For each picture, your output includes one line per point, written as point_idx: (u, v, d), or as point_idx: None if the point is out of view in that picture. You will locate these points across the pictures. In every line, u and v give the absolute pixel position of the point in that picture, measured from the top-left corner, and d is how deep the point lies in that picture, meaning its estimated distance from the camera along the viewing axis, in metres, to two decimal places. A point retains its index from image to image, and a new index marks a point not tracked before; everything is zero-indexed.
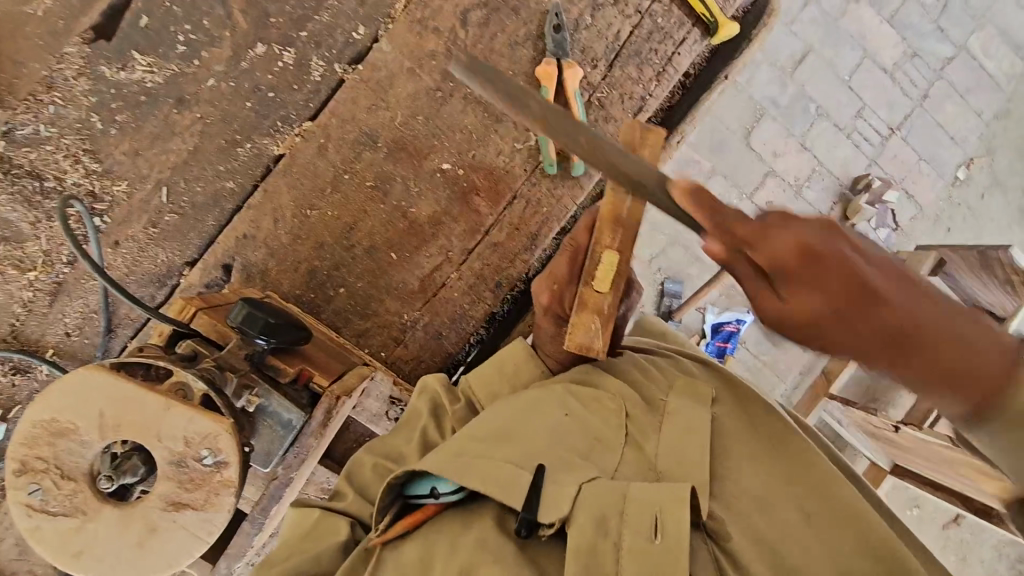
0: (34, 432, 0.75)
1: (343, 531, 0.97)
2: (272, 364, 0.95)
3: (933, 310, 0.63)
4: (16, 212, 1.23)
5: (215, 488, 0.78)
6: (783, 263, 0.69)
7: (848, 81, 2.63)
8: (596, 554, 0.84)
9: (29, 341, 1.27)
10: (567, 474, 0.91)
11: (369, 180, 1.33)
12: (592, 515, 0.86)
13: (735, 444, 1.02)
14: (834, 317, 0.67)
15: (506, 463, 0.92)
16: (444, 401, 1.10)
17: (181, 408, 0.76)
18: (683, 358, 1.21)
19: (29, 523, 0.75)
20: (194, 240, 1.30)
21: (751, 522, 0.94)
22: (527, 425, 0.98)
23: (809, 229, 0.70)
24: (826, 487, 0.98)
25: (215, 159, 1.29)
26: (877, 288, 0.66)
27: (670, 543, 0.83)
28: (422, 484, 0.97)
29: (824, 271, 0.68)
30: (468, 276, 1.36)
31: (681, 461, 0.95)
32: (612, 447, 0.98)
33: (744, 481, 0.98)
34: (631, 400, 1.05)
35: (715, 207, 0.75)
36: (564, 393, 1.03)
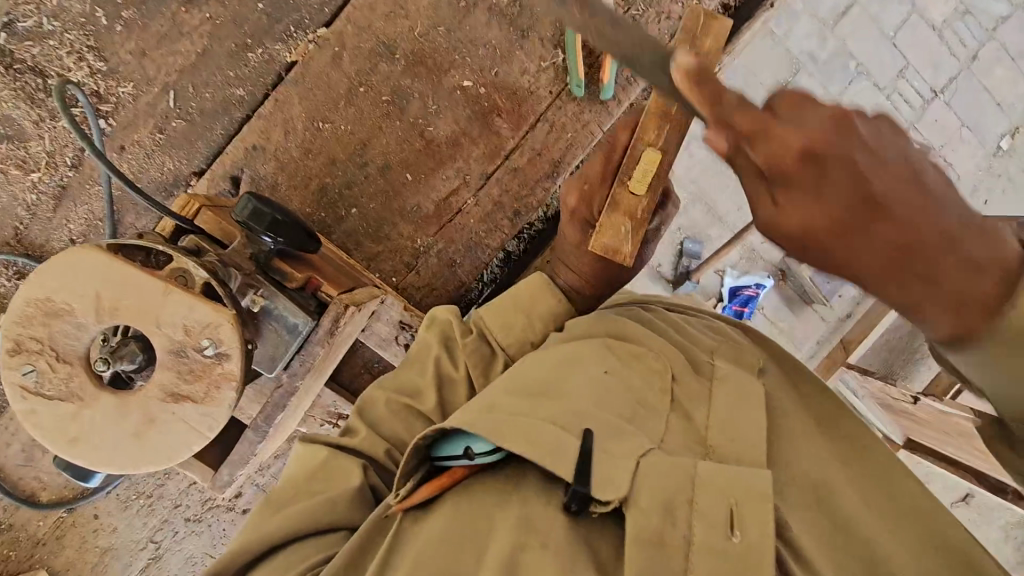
0: (28, 310, 0.71)
1: (356, 477, 0.85)
2: (278, 267, 0.91)
3: (932, 205, 0.56)
4: (19, 109, 1.18)
5: (216, 381, 0.74)
6: (783, 166, 0.58)
7: (893, 37, 2.46)
8: (663, 545, 0.70)
9: (34, 246, 1.23)
10: (617, 443, 0.76)
11: (385, 95, 1.25)
12: (658, 500, 0.72)
13: (789, 420, 0.89)
14: (829, 227, 0.57)
15: (547, 421, 0.77)
16: (455, 332, 0.96)
17: (181, 294, 0.72)
18: (718, 326, 1.08)
19: (23, 406, 0.72)
20: (202, 149, 1.25)
21: (812, 510, 0.80)
22: (560, 382, 0.84)
23: (821, 123, 0.57)
24: (881, 477, 0.88)
25: (225, 64, 1.22)
26: (887, 201, 0.56)
27: (750, 540, 0.69)
28: (454, 444, 0.82)
29: (818, 179, 0.57)
30: (486, 203, 1.30)
31: (737, 433, 0.81)
32: (660, 413, 0.84)
33: (804, 462, 0.84)
34: (676, 362, 0.91)
35: (716, 96, 0.64)
36: (601, 349, 0.89)
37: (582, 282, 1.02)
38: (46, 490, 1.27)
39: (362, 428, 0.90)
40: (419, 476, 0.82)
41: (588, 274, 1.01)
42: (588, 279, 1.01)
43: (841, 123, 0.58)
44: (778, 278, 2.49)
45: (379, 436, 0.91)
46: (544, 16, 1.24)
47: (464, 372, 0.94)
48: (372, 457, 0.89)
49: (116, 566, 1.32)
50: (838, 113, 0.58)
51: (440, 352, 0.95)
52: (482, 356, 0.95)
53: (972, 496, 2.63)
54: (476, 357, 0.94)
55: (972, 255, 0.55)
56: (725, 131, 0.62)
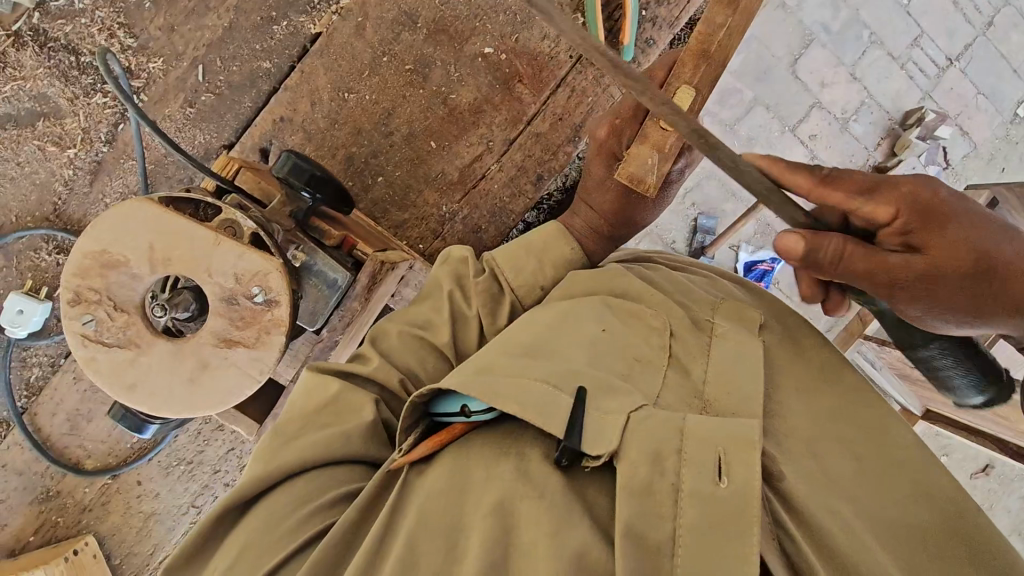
0: (86, 263, 0.75)
1: (368, 411, 0.85)
2: (316, 226, 0.93)
3: (972, 240, 0.75)
4: (54, 87, 1.21)
5: (266, 327, 0.77)
6: (907, 225, 0.76)
7: (907, 5, 2.44)
8: (652, 494, 0.70)
9: (71, 221, 1.27)
10: (608, 399, 0.77)
11: (408, 64, 1.27)
12: (645, 450, 0.72)
13: (784, 381, 0.87)
14: (950, 271, 0.75)
15: (539, 378, 0.78)
16: (468, 271, 0.98)
17: (230, 243, 0.75)
18: (726, 284, 1.05)
19: (84, 353, 0.76)
20: (231, 122, 1.28)
21: (802, 467, 0.79)
22: (554, 337, 0.85)
23: (911, 181, 0.77)
24: (881, 438, 0.84)
25: (251, 37, 1.25)
26: (961, 236, 0.75)
27: (737, 483, 0.68)
28: (452, 402, 0.84)
29: (869, 217, 0.78)
30: (510, 167, 1.32)
31: (734, 389, 0.82)
32: (656, 366, 0.84)
33: (795, 424, 0.83)
34: (675, 317, 0.90)
35: (843, 190, 0.80)
36: (600, 307, 0.89)
37: (602, 221, 1.02)
38: (89, 459, 1.31)
39: (374, 358, 0.91)
40: (419, 431, 0.84)
41: (608, 213, 1.02)
42: (607, 218, 1.02)
43: (867, 187, 0.79)
44: None
45: (389, 363, 0.91)
46: None
47: (476, 309, 0.96)
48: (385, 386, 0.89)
49: (158, 531, 1.37)
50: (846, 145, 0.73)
51: (452, 288, 0.96)
52: (496, 302, 0.97)
53: (994, 467, 2.59)
54: (486, 297, 0.96)
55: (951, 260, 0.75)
56: (830, 188, 0.81)
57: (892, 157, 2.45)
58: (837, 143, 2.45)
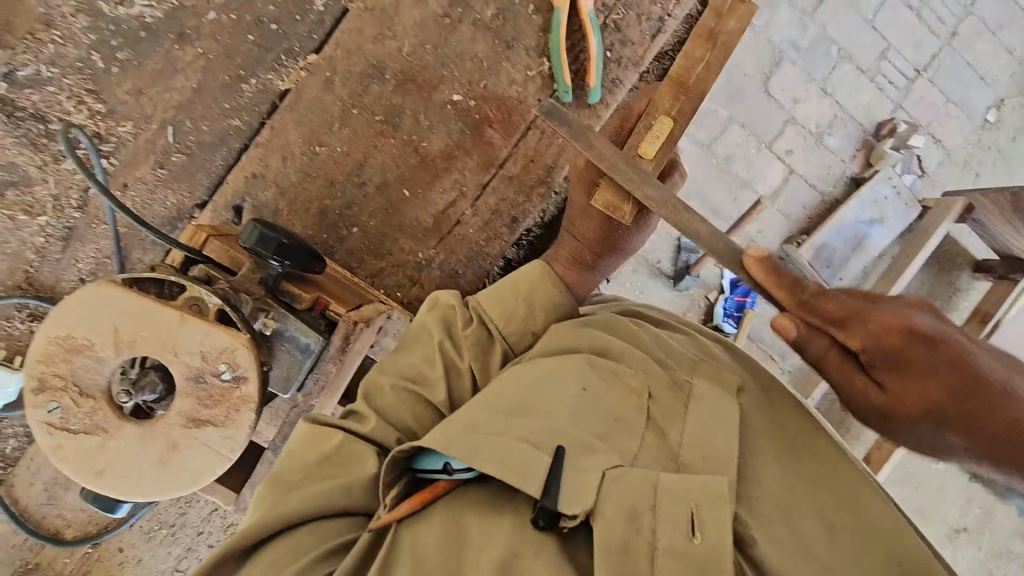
0: (50, 349, 0.74)
1: (371, 462, 0.82)
2: (288, 291, 0.93)
3: None
4: (23, 155, 1.21)
5: (235, 404, 0.76)
6: None
7: (873, 20, 2.48)
8: (629, 551, 0.69)
9: (45, 288, 1.26)
10: (588, 458, 0.75)
11: (378, 115, 1.28)
12: (622, 509, 0.71)
13: (758, 439, 0.86)
14: None
15: (519, 439, 0.75)
16: (456, 320, 0.93)
17: (197, 322, 0.74)
18: (703, 340, 1.06)
19: (50, 442, 0.74)
20: (203, 181, 1.28)
21: (775, 531, 0.78)
22: (535, 395, 0.83)
23: None
24: (849, 500, 0.83)
25: (219, 96, 1.25)
26: None
27: (711, 544, 0.69)
28: (434, 458, 0.80)
29: (925, 363, 0.72)
30: (484, 212, 1.33)
31: (705, 450, 0.80)
32: (636, 431, 0.83)
33: (769, 485, 0.82)
34: (652, 378, 0.89)
35: None
36: (583, 364, 0.87)
37: (587, 252, 1.01)
38: (69, 528, 1.28)
39: (371, 416, 0.86)
40: (401, 486, 0.80)
41: (591, 242, 1.00)
42: (593, 249, 1.01)
43: (869, 296, 0.76)
44: None
45: (394, 405, 0.88)
46: (527, 26, 1.27)
47: (469, 361, 0.92)
48: (384, 443, 0.85)
49: None
50: None
51: (442, 339, 0.91)
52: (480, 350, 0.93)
53: (991, 470, 2.57)
54: (476, 349, 0.92)
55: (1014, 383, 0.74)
56: (813, 311, 0.78)
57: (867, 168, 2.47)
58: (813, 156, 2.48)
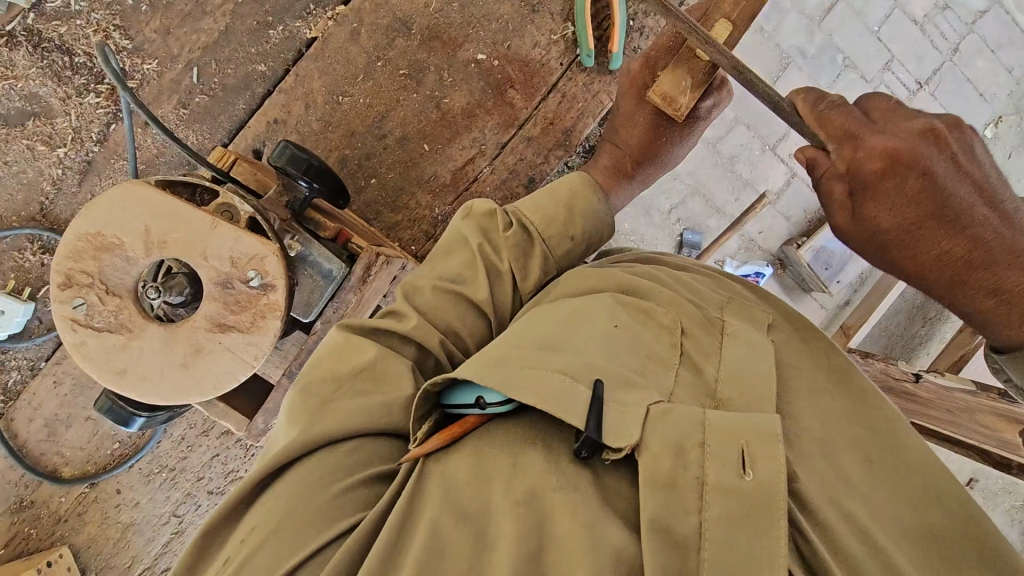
0: (79, 245, 0.74)
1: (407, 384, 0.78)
2: (311, 218, 0.94)
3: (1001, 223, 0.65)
4: (46, 87, 1.21)
5: (262, 311, 0.76)
6: (870, 172, 0.67)
7: (877, 31, 2.42)
8: (675, 487, 0.63)
9: (58, 221, 1.25)
10: (629, 393, 0.70)
11: (402, 69, 1.30)
12: (668, 443, 0.65)
13: (794, 377, 0.81)
14: (882, 231, 0.68)
15: (556, 371, 0.70)
16: (495, 225, 0.92)
17: (227, 227, 0.75)
18: (731, 284, 0.97)
19: (73, 339, 0.74)
20: (224, 124, 1.28)
21: (815, 465, 0.73)
22: (568, 333, 0.77)
23: (908, 137, 0.66)
24: (887, 434, 0.78)
25: (246, 40, 1.26)
26: (961, 207, 0.65)
27: (764, 480, 0.62)
28: (465, 392, 0.76)
29: (903, 182, 0.66)
30: (502, 171, 1.34)
31: (747, 387, 0.75)
32: (670, 367, 0.77)
33: (811, 422, 0.77)
34: (686, 316, 0.83)
35: (816, 109, 0.70)
36: (613, 304, 0.82)
37: (627, 158, 1.05)
38: (68, 467, 1.27)
39: (411, 316, 0.83)
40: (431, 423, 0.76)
41: (634, 147, 1.05)
42: (632, 154, 1.05)
43: (886, 113, 0.68)
44: (776, 267, 2.47)
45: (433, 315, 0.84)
46: None
47: (510, 264, 0.89)
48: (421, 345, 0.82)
49: (137, 543, 1.31)
50: (926, 128, 0.66)
51: (481, 241, 0.89)
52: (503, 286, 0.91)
53: (978, 480, 2.57)
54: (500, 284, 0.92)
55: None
56: (821, 124, 0.70)
57: None
58: None
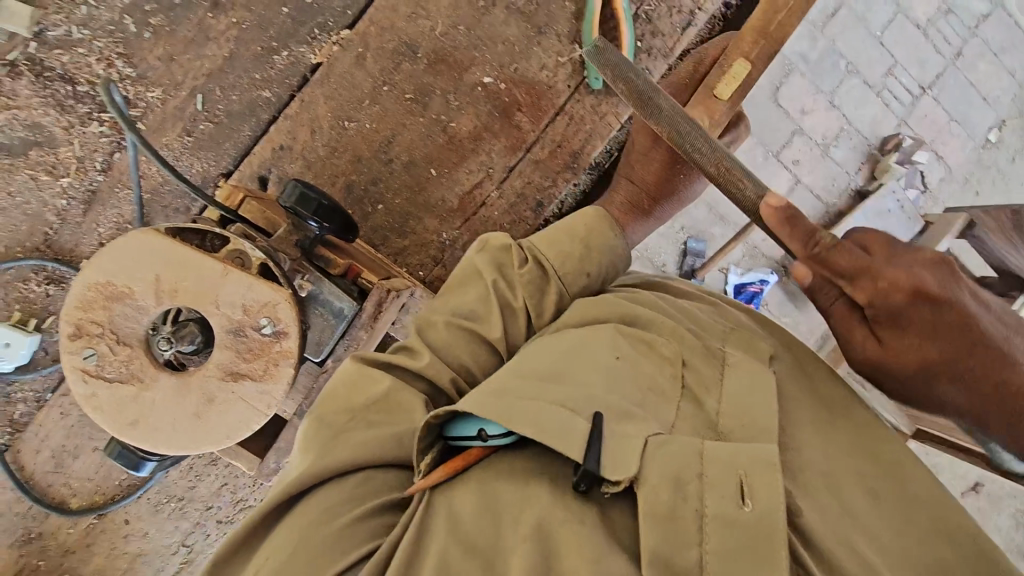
0: (88, 295, 0.73)
1: (418, 412, 0.76)
2: (320, 255, 0.93)
3: (1004, 357, 0.69)
4: (49, 116, 1.20)
5: (274, 359, 0.75)
6: (891, 302, 0.70)
7: (882, 37, 2.41)
8: (675, 520, 0.63)
9: (64, 251, 1.24)
10: (629, 424, 0.69)
11: (408, 93, 1.28)
12: (666, 473, 0.65)
13: (797, 409, 0.79)
14: (935, 363, 0.70)
15: (555, 404, 0.69)
16: (510, 261, 0.90)
17: (239, 275, 0.74)
18: (725, 309, 0.96)
19: (83, 390, 0.73)
20: (229, 151, 1.27)
21: (820, 502, 0.71)
22: (562, 367, 0.75)
23: (924, 268, 0.70)
24: (892, 467, 0.77)
25: (251, 66, 1.25)
26: (977, 343, 0.69)
27: (764, 509, 0.62)
28: (468, 424, 0.73)
29: (917, 324, 0.70)
30: (509, 194, 1.33)
31: (749, 418, 0.73)
32: (671, 401, 0.76)
33: (813, 455, 0.75)
34: (686, 345, 0.81)
35: (810, 235, 0.75)
36: (613, 332, 0.80)
37: (644, 196, 1.02)
38: (75, 498, 1.26)
39: (425, 352, 0.82)
40: (434, 453, 0.73)
41: (649, 185, 1.02)
42: (649, 192, 1.02)
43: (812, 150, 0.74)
44: (781, 274, 2.46)
45: (441, 362, 0.83)
46: (559, 13, 1.28)
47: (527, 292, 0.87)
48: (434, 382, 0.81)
49: (146, 574, 1.30)
50: (920, 282, 0.69)
51: (495, 277, 0.87)
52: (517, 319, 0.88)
53: (984, 487, 2.56)
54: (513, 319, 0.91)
55: (1015, 358, 0.69)
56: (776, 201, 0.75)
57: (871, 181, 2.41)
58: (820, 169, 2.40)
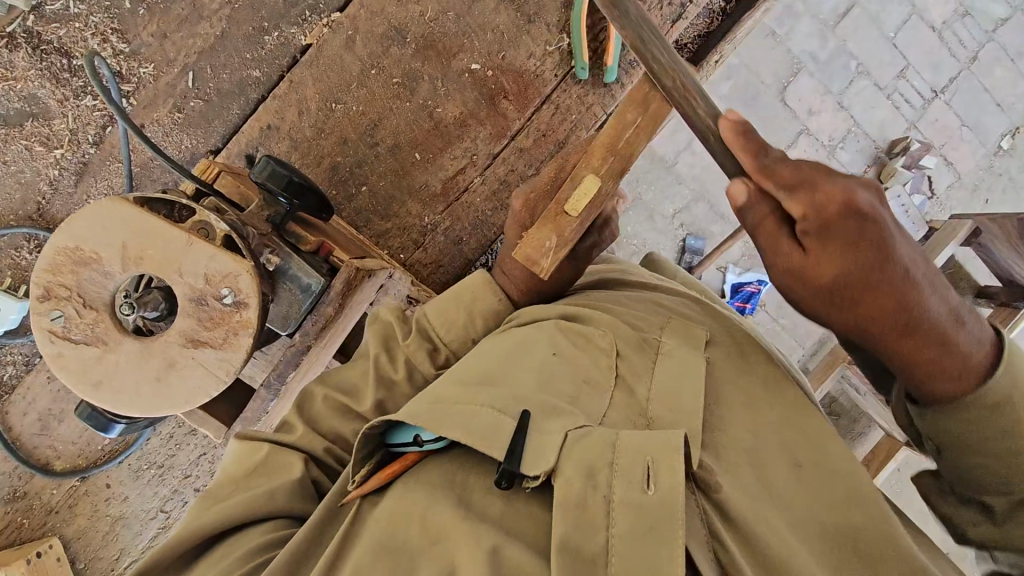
0: (58, 259, 0.75)
1: (296, 469, 0.80)
2: (292, 231, 0.95)
3: (907, 289, 0.71)
4: (45, 88, 1.23)
5: (235, 329, 0.77)
6: (825, 215, 0.72)
7: (893, 38, 2.37)
8: (584, 509, 0.64)
9: (55, 220, 1.27)
10: (552, 421, 0.71)
11: (396, 77, 1.29)
12: (580, 464, 0.66)
13: (729, 391, 0.81)
14: (853, 276, 0.72)
15: (486, 406, 0.72)
16: (396, 332, 0.91)
17: (204, 245, 0.76)
18: (661, 295, 0.98)
19: (51, 350, 0.76)
20: (218, 128, 1.29)
21: (741, 479, 0.74)
22: (504, 368, 0.79)
23: (858, 187, 0.73)
24: (817, 442, 0.78)
25: (241, 46, 1.27)
26: (899, 273, 0.71)
27: (664, 492, 0.63)
28: (405, 431, 0.78)
29: (863, 227, 0.71)
30: (492, 181, 1.34)
31: (675, 404, 0.76)
32: (602, 391, 0.78)
33: (740, 435, 0.77)
34: (622, 335, 0.84)
35: (759, 147, 0.77)
36: (553, 330, 0.83)
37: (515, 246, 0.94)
38: (60, 460, 1.30)
39: (299, 425, 0.84)
40: (374, 461, 0.78)
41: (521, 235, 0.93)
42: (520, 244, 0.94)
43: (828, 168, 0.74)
44: None
45: (316, 430, 0.85)
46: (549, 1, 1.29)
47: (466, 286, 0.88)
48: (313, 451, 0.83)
49: (126, 537, 1.34)
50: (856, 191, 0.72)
51: (377, 352, 0.88)
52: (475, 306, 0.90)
53: None
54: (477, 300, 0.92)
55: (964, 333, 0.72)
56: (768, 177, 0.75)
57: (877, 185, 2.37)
58: None
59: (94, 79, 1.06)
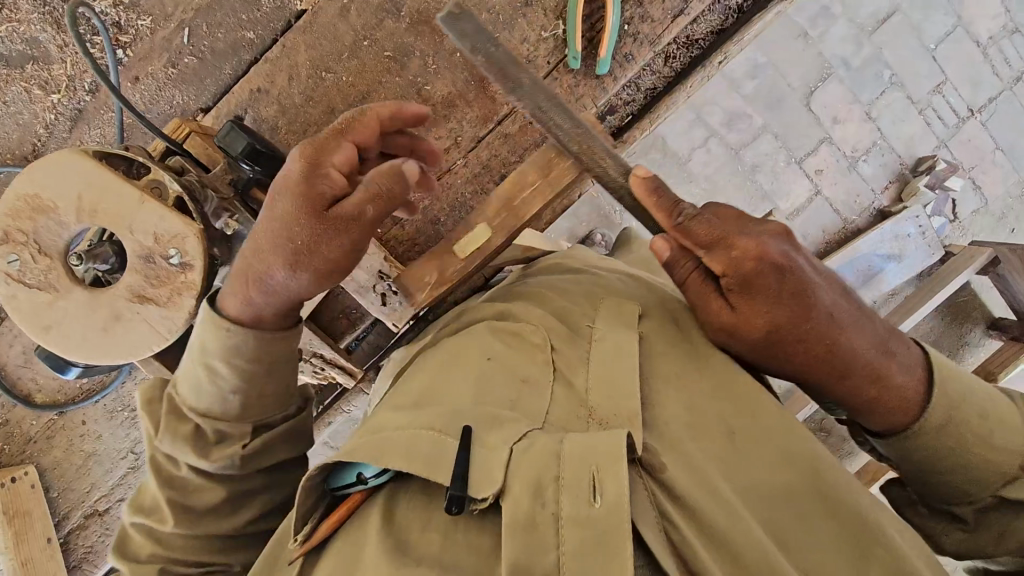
0: (17, 205, 0.78)
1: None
2: (256, 197, 0.95)
3: (840, 327, 0.80)
4: (46, 33, 1.26)
5: (179, 289, 0.80)
6: (745, 269, 0.80)
7: (933, 49, 2.24)
8: (534, 527, 0.64)
9: None
10: (495, 433, 0.71)
11: (387, 51, 1.29)
12: (527, 483, 0.66)
13: (659, 363, 0.82)
14: (785, 325, 0.80)
15: (422, 427, 0.72)
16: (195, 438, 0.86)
17: (155, 205, 0.79)
18: (596, 275, 0.99)
19: (5, 291, 0.79)
20: (210, 87, 1.30)
21: (679, 450, 0.75)
22: (441, 382, 0.79)
23: (768, 236, 0.81)
24: (747, 404, 0.80)
25: (238, 7, 1.28)
26: (829, 317, 0.80)
27: (611, 505, 0.64)
28: (347, 473, 0.77)
29: (784, 274, 0.79)
30: (474, 165, 1.33)
31: (612, 390, 0.77)
32: (542, 389, 0.78)
33: (672, 409, 0.78)
34: (554, 328, 0.84)
35: (672, 209, 0.84)
36: (488, 333, 0.84)
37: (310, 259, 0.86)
38: (40, 393, 1.36)
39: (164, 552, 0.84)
40: (319, 511, 0.78)
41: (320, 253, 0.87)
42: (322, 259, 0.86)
43: (739, 220, 0.83)
44: None
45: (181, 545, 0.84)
46: None
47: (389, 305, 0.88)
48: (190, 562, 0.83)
49: (97, 473, 1.41)
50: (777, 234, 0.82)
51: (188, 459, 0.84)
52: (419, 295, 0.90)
53: None
54: None
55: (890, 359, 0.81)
56: (685, 235, 0.83)
57: (896, 203, 2.21)
58: (843, 182, 2.21)
59: (74, 33, 1.10)
